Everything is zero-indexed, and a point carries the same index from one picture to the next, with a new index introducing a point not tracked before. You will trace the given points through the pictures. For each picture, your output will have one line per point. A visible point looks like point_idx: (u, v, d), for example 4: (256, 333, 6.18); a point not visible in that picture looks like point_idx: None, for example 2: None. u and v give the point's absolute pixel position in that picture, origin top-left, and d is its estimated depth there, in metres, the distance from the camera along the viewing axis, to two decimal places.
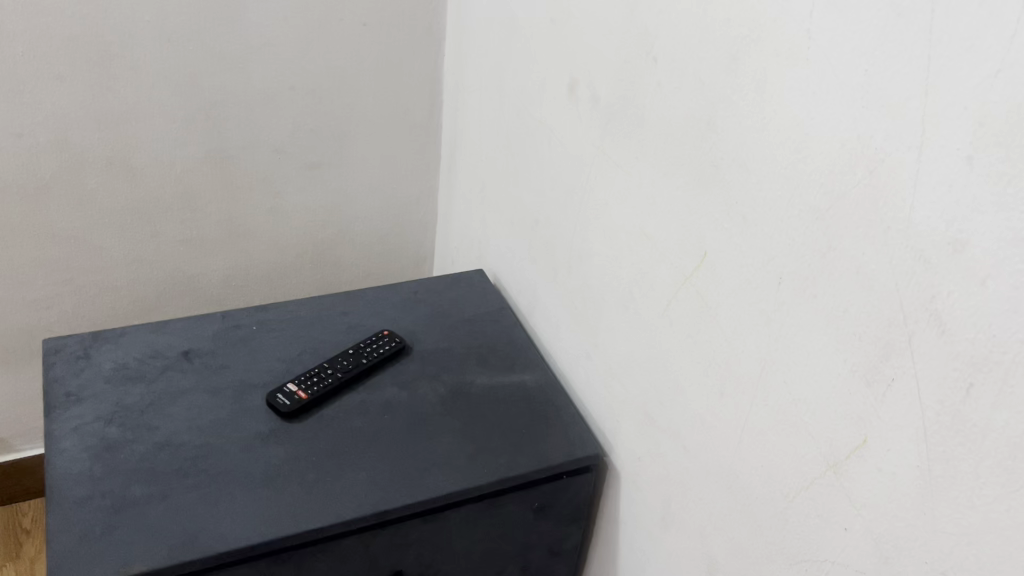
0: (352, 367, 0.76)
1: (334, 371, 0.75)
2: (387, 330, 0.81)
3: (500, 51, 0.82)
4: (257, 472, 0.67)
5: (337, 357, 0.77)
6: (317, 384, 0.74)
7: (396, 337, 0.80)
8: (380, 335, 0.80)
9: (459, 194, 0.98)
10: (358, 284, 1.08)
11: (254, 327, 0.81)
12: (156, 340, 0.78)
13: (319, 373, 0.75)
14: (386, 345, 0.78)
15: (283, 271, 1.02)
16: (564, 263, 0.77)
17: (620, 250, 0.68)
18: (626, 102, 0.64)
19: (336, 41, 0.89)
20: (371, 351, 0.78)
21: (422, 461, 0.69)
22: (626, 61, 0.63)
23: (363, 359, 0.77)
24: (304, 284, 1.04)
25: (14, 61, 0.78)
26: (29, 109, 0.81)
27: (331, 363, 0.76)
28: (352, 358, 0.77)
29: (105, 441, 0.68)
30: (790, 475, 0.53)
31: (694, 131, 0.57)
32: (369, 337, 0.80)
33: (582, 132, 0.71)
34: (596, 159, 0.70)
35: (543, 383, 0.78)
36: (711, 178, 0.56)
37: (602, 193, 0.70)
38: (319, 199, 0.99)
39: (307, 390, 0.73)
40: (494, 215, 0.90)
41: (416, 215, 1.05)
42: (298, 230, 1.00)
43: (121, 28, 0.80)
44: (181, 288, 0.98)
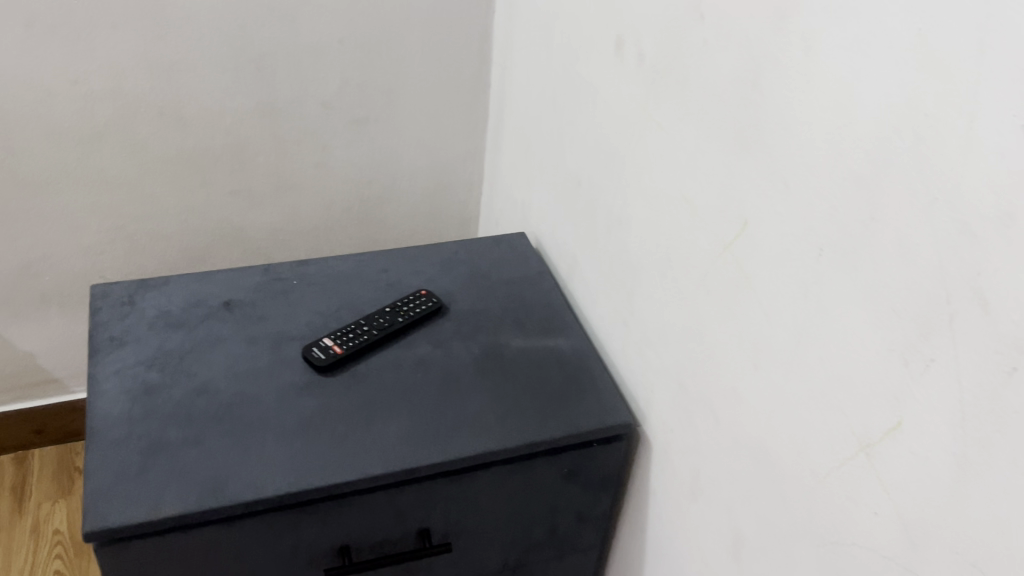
0: (388, 325, 0.76)
1: (370, 328, 0.75)
2: (425, 290, 0.80)
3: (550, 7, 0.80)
4: (289, 422, 0.68)
5: (373, 314, 0.77)
6: (352, 340, 0.74)
7: (433, 297, 0.79)
8: (418, 294, 0.79)
9: (506, 155, 0.97)
10: (403, 242, 1.07)
11: (295, 280, 0.81)
12: (198, 290, 0.79)
13: (355, 330, 0.75)
14: (423, 305, 0.78)
15: (329, 226, 1.02)
16: (606, 228, 0.76)
17: (661, 215, 0.66)
18: (674, 61, 0.61)
19: None
20: (408, 310, 0.78)
21: (453, 421, 0.69)
22: (676, 17, 0.60)
23: (399, 317, 0.77)
24: (351, 240, 1.05)
25: (70, 8, 0.78)
26: (84, 56, 0.81)
27: (367, 320, 0.76)
28: (388, 316, 0.77)
29: (144, 384, 0.69)
30: (822, 454, 0.51)
31: (743, 91, 0.54)
32: (406, 296, 0.79)
33: (629, 92, 0.68)
34: (641, 121, 0.67)
35: (579, 349, 0.77)
36: (757, 142, 0.53)
37: (644, 157, 0.67)
38: (366, 156, 0.98)
39: (342, 345, 0.73)
40: (538, 177, 0.88)
41: (462, 175, 1.04)
42: (344, 186, 1.00)
43: None
44: (229, 239, 0.99)
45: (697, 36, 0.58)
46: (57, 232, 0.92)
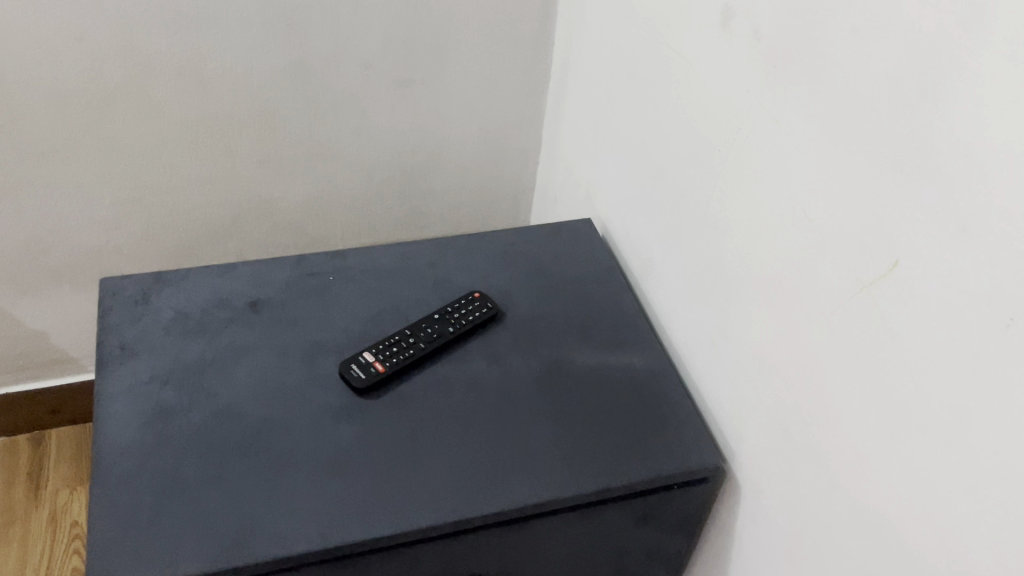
0: (437, 337, 0.66)
1: (416, 341, 0.65)
2: (479, 292, 0.70)
3: None
4: (323, 456, 0.58)
5: (419, 323, 0.67)
6: (397, 356, 0.64)
7: (488, 302, 0.69)
8: (470, 298, 0.69)
9: (570, 126, 0.84)
10: (449, 215, 0.97)
11: (330, 276, 0.71)
12: (222, 286, 0.69)
13: (399, 343, 0.65)
14: (477, 312, 0.68)
15: (369, 199, 0.91)
16: (694, 231, 0.64)
17: (773, 231, 0.54)
18: (804, 45, 0.49)
19: None
20: (459, 318, 0.67)
21: (512, 458, 0.59)
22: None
23: (449, 327, 0.67)
24: (392, 214, 0.94)
25: None
26: (88, 9, 0.70)
27: (412, 331, 0.66)
28: (437, 326, 0.67)
29: (159, 406, 0.60)
30: (986, 565, 0.41)
31: (909, 98, 0.42)
32: (457, 299, 0.69)
33: (734, 77, 0.56)
34: (750, 115, 0.55)
35: (656, 368, 0.66)
36: (924, 167, 0.41)
37: (751, 158, 0.55)
38: (410, 122, 0.86)
39: (384, 363, 0.63)
40: (609, 157, 0.76)
41: (516, 143, 0.92)
42: (384, 155, 0.88)
43: None
44: (258, 213, 0.89)
45: (844, 19, 0.45)
46: (67, 205, 0.83)
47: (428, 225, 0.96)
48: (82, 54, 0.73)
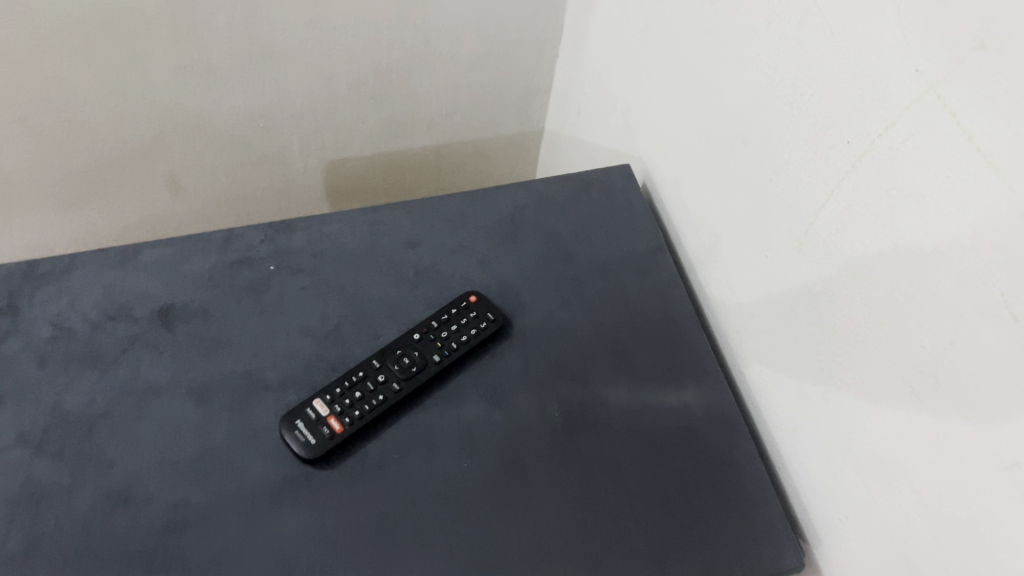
0: (418, 373, 0.47)
1: (389, 381, 0.47)
2: (475, 294, 0.51)
3: None
4: (258, 565, 0.42)
5: (393, 348, 0.48)
6: (362, 406, 0.46)
7: (488, 312, 0.50)
8: (463, 306, 0.50)
9: (603, 25, 0.61)
10: (440, 121, 0.75)
11: (271, 266, 0.52)
12: (122, 286, 0.50)
13: (366, 384, 0.47)
14: (473, 330, 0.49)
15: (332, 107, 0.69)
16: (787, 239, 0.44)
17: (936, 298, 0.35)
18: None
19: None
20: (449, 342, 0.49)
21: (520, 564, 0.43)
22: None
23: (434, 356, 0.48)
24: (365, 123, 0.72)
25: None
26: None
27: (383, 362, 0.48)
28: (418, 354, 0.48)
29: (31, 487, 0.43)
30: None
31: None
32: (445, 308, 0.50)
33: (899, 38, 0.33)
34: (920, 112, 0.33)
35: (717, 414, 0.48)
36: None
37: (911, 179, 0.34)
38: (383, 11, 0.62)
39: (344, 419, 0.45)
40: (658, 87, 0.54)
41: (528, 33, 0.68)
42: (351, 54, 0.65)
43: None
44: (189, 130, 0.67)
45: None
46: None
47: (412, 133, 0.75)
48: None
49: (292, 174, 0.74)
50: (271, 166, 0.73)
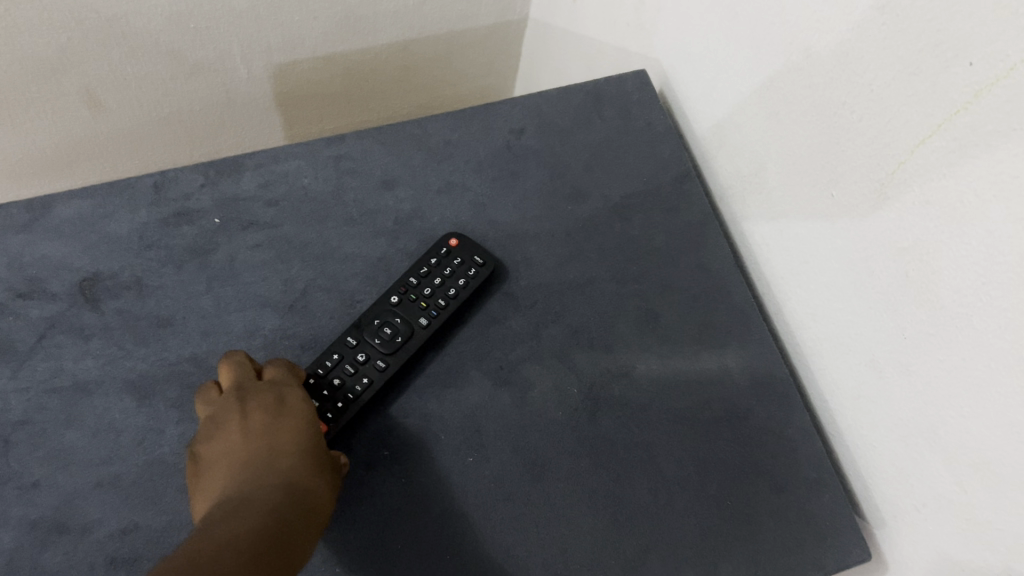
0: (405, 344, 0.39)
1: (371, 359, 0.39)
2: (457, 237, 0.42)
3: None
4: None
5: (370, 318, 0.40)
6: (344, 396, 0.38)
7: (475, 256, 0.42)
8: (444, 254, 0.42)
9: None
10: (407, 12, 0.64)
11: (216, 220, 0.42)
12: (30, 253, 0.40)
13: (345, 369, 0.38)
14: (462, 280, 0.41)
15: (277, 3, 0.57)
16: (864, 179, 0.35)
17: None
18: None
19: None
20: (436, 299, 0.40)
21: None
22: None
23: (421, 320, 0.40)
24: (318, 20, 0.60)
25: None
26: None
27: (361, 337, 0.39)
28: (402, 321, 0.40)
29: None
30: None
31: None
32: (424, 259, 0.42)
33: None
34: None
35: (761, 378, 0.41)
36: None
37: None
38: None
39: (325, 416, 0.37)
40: None
41: None
42: None
43: None
44: (104, 36, 0.54)
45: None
46: None
47: (373, 27, 0.64)
48: None
49: (234, 82, 0.63)
50: (209, 74, 0.61)
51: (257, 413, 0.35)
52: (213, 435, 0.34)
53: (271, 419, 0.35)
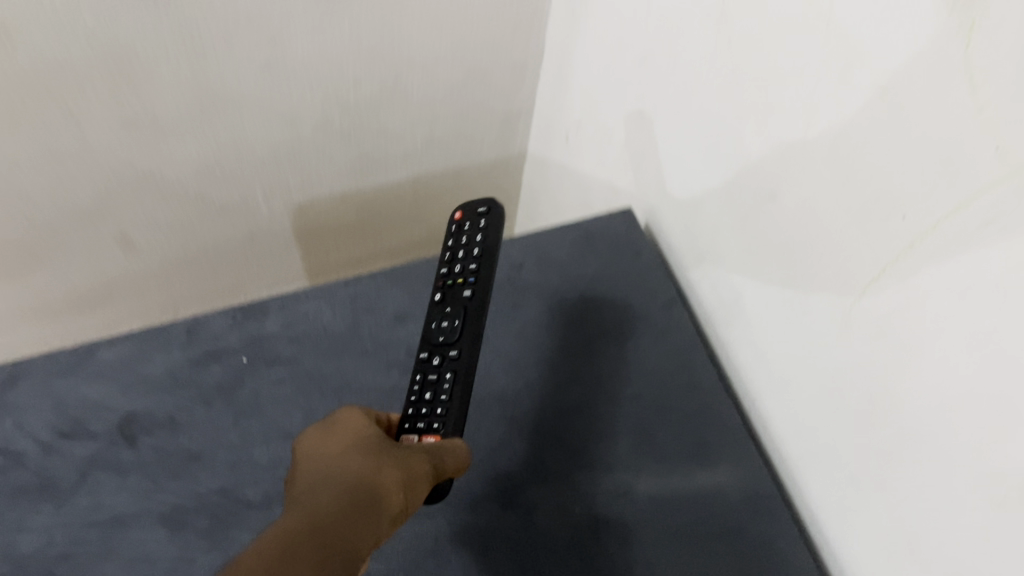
0: (465, 322, 0.44)
1: (448, 348, 0.43)
2: (458, 214, 0.50)
3: None
4: None
5: (433, 319, 0.44)
6: (442, 396, 0.41)
7: (477, 213, 0.49)
8: (456, 230, 0.49)
9: (592, 54, 0.55)
10: (417, 153, 0.69)
11: (243, 358, 0.46)
12: (74, 395, 0.44)
13: (429, 376, 0.42)
14: (478, 244, 0.48)
15: (295, 151, 0.63)
16: (830, 313, 0.38)
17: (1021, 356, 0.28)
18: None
19: None
20: (466, 267, 0.46)
21: None
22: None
23: (465, 291, 0.45)
24: (334, 164, 0.66)
25: None
26: None
27: (431, 347, 0.43)
28: (452, 308, 0.44)
29: None
30: None
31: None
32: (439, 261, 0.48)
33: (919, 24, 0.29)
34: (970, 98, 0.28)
35: (753, 496, 0.44)
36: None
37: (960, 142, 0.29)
38: (349, 49, 0.57)
39: (434, 429, 0.39)
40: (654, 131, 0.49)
41: (511, 58, 0.63)
42: (314, 91, 0.59)
43: None
44: (137, 187, 0.60)
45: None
46: None
47: (385, 167, 0.69)
48: None
49: (257, 220, 0.68)
50: (235, 214, 0.66)
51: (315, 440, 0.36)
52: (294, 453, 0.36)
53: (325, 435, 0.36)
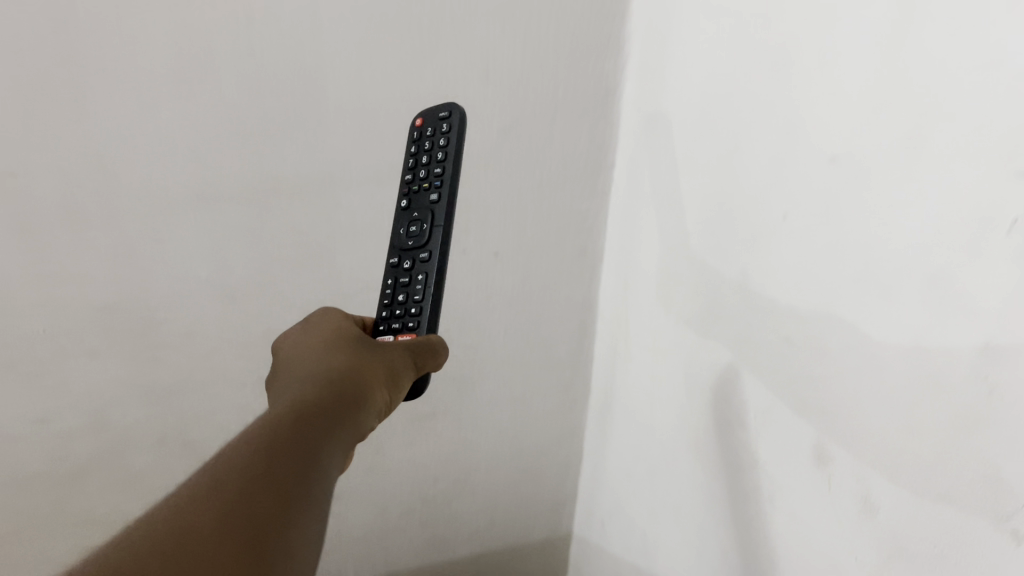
0: (430, 226, 0.50)
1: (417, 257, 0.51)
2: (418, 117, 0.55)
3: (659, 318, 0.57)
4: None
5: (402, 225, 0.52)
6: (414, 303, 0.49)
7: (435, 115, 0.54)
8: (419, 131, 0.54)
9: (609, 466, 0.73)
10: (479, 537, 0.88)
11: None
12: None
13: (402, 279, 0.51)
14: (440, 148, 0.52)
15: (386, 531, 0.84)
16: None
17: None
18: (913, 190, 0.31)
19: (460, 278, 0.68)
20: (431, 171, 0.52)
21: None
22: (824, 295, 0.37)
23: (432, 197, 0.51)
24: (413, 544, 0.86)
25: (35, 341, 0.61)
26: (57, 392, 0.64)
27: (402, 252, 0.52)
28: (418, 213, 0.52)
29: None
30: None
31: (952, 447, 0.30)
32: (403, 188, 0.53)
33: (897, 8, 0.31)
34: (869, 149, 0.33)
35: None
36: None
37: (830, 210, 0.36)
38: (432, 454, 0.80)
39: (410, 328, 0.48)
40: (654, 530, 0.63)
41: (557, 457, 0.83)
42: (404, 487, 0.81)
43: (170, 295, 0.62)
44: None
45: (857, 344, 0.35)
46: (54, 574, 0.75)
47: (455, 547, 0.88)
48: (55, 435, 0.66)
49: None
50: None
51: (295, 333, 0.47)
52: (285, 343, 0.47)
53: (301, 333, 0.47)
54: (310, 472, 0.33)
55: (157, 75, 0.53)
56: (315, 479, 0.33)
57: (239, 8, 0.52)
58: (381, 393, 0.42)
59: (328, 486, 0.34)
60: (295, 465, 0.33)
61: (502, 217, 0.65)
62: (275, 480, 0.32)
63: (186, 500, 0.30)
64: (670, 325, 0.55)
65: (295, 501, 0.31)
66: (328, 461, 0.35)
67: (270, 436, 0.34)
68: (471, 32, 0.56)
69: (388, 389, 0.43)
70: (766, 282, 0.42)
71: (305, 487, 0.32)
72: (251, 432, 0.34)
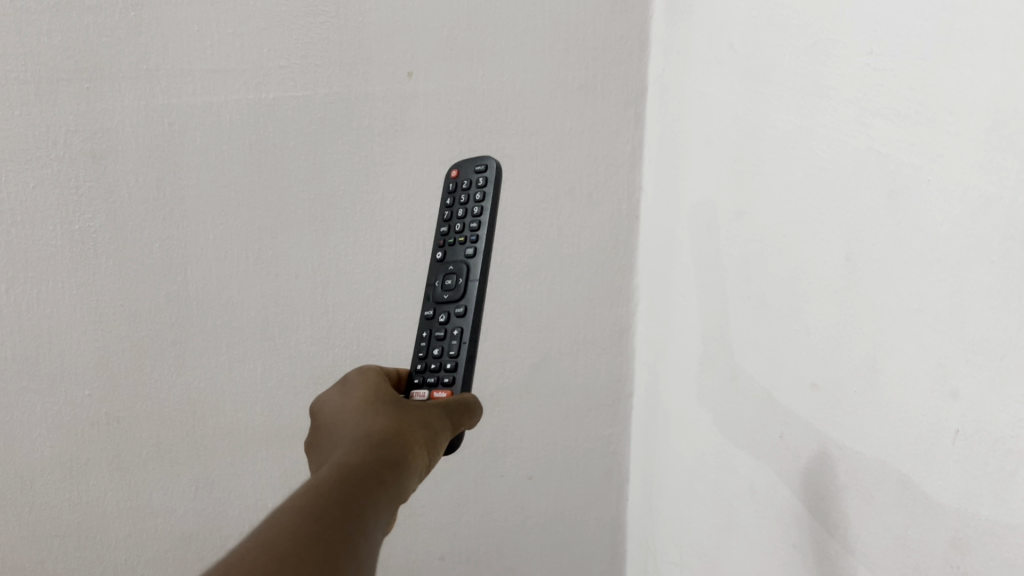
0: (465, 281, 0.53)
1: (451, 313, 0.53)
2: (455, 167, 0.58)
3: (683, 524, 0.62)
4: None
5: (437, 274, 0.54)
6: (449, 358, 0.51)
7: (472, 169, 0.57)
8: (454, 180, 0.57)
9: None
10: None
11: None
12: None
13: (437, 331, 0.53)
14: (476, 201, 0.55)
15: None
16: None
17: None
18: (875, 405, 0.38)
19: (498, 501, 0.73)
20: (467, 226, 0.54)
21: None
22: (823, 501, 0.43)
23: (467, 251, 0.53)
24: None
25: (116, 569, 0.66)
26: None
27: (436, 306, 0.54)
28: (453, 266, 0.54)
29: None
30: None
31: None
32: (438, 239, 0.56)
33: (890, 102, 0.36)
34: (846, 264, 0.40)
35: None
36: None
37: (816, 337, 0.43)
38: None
39: (445, 385, 0.49)
40: None
41: None
42: None
43: (241, 521, 0.67)
44: None
45: (856, 545, 0.40)
46: None
47: None
48: None
49: None
50: None
51: (328, 411, 0.45)
52: (324, 412, 0.46)
53: (337, 411, 0.45)
54: (354, 527, 0.33)
55: (244, 333, 0.65)
56: (358, 534, 0.33)
57: (317, 275, 0.65)
58: (421, 453, 0.41)
59: (372, 541, 0.34)
60: (336, 518, 0.33)
61: (536, 442, 0.72)
62: (311, 537, 0.31)
63: (232, 562, 0.29)
64: (692, 536, 0.61)
65: (333, 554, 0.31)
66: (371, 515, 0.35)
67: (313, 494, 0.34)
68: (502, 290, 0.69)
69: (428, 451, 0.42)
70: (774, 489, 0.48)
71: (351, 541, 0.32)
72: (296, 496, 0.34)
